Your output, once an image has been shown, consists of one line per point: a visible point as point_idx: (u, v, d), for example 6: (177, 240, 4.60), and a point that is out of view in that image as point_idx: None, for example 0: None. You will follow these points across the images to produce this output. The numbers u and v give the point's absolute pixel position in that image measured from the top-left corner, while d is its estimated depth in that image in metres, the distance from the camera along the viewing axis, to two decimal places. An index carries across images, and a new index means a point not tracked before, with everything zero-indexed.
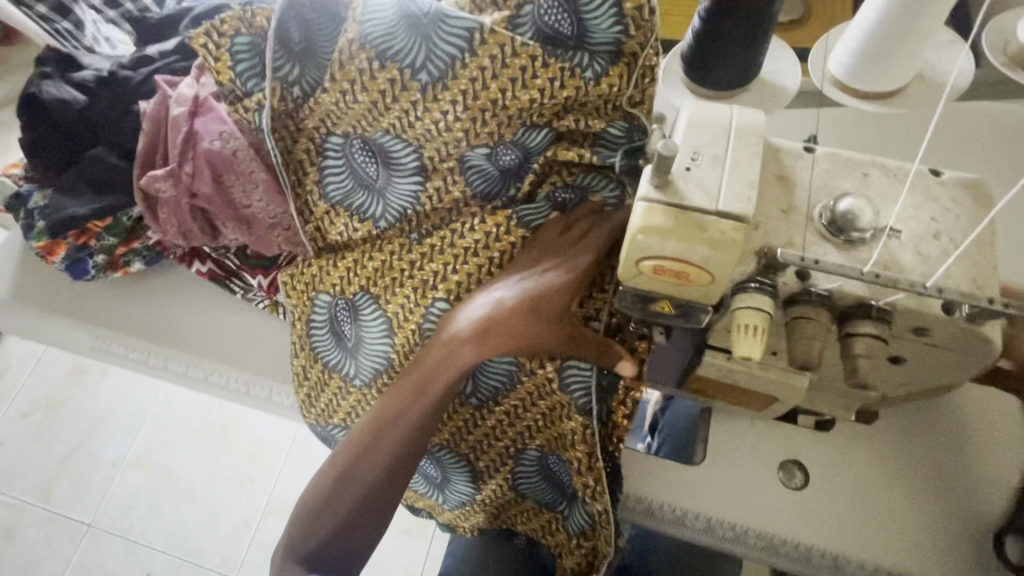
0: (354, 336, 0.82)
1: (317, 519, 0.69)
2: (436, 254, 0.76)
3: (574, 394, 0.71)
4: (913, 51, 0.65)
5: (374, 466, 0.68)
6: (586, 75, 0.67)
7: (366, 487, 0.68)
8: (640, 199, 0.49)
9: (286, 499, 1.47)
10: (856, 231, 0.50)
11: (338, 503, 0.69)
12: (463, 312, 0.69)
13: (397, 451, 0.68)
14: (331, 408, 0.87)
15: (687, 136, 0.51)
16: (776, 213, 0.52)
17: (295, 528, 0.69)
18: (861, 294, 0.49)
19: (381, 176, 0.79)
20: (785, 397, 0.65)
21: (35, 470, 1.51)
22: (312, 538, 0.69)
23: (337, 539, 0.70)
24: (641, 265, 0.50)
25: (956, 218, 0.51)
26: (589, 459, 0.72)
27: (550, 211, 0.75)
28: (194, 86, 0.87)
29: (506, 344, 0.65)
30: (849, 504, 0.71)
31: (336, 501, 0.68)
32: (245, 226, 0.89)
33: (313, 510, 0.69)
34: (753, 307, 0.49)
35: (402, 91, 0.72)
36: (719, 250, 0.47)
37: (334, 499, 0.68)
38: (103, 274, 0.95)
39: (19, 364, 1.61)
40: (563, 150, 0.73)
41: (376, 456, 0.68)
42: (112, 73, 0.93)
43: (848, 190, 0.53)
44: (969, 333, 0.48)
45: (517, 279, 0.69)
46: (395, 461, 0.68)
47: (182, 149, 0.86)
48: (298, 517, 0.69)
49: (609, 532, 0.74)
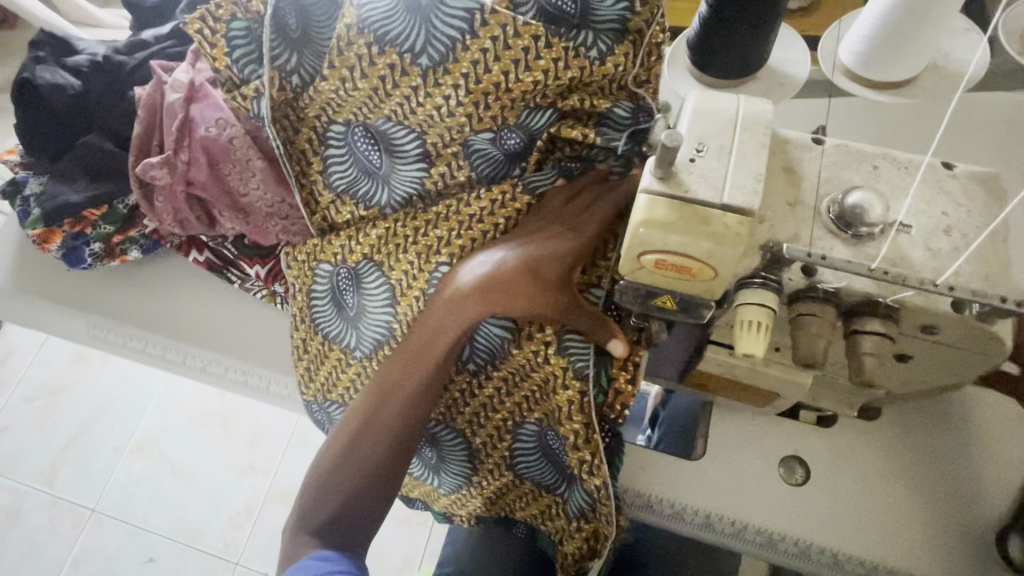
0: (356, 306, 0.81)
1: (327, 488, 0.69)
2: (442, 221, 0.75)
3: (572, 359, 0.69)
4: (930, 37, 0.62)
5: (380, 429, 0.69)
6: (590, 54, 0.66)
7: (374, 453, 0.69)
8: (642, 190, 0.47)
9: (287, 485, 1.48)
10: (864, 226, 0.48)
11: (344, 473, 0.69)
12: (463, 269, 0.69)
13: (403, 412, 0.69)
14: (330, 382, 0.86)
15: (692, 126, 0.49)
16: (781, 206, 0.51)
17: (306, 499, 0.70)
18: (868, 291, 0.48)
19: (384, 164, 0.77)
20: (787, 393, 0.64)
21: (38, 455, 1.52)
22: (323, 511, 0.69)
23: (347, 510, 0.69)
24: (642, 259, 0.49)
25: (968, 213, 0.50)
26: (586, 432, 0.70)
27: (556, 178, 0.74)
28: (190, 71, 0.86)
29: (506, 302, 0.66)
30: (852, 499, 0.71)
31: (343, 470, 0.69)
32: (242, 215, 0.88)
33: (321, 480, 0.69)
34: (756, 304, 0.48)
35: (402, 77, 0.70)
36: (723, 244, 0.46)
37: (342, 467, 0.69)
38: (100, 262, 0.94)
39: (21, 350, 1.62)
40: (567, 128, 0.71)
41: (382, 418, 0.69)
42: (106, 58, 0.91)
43: (857, 183, 0.52)
44: (978, 331, 0.47)
45: (520, 243, 0.68)
46: (401, 421, 0.69)
47: (178, 136, 0.84)
48: (309, 489, 0.70)
49: (609, 509, 0.72)
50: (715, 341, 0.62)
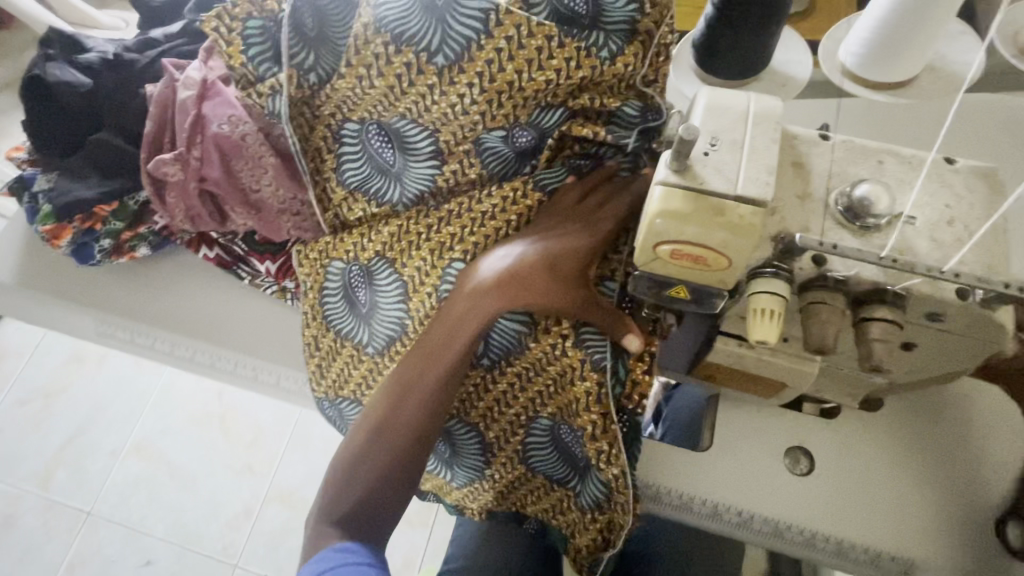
0: (369, 302, 0.82)
1: (349, 479, 0.70)
2: (454, 218, 0.76)
3: (589, 351, 0.71)
4: (928, 38, 0.64)
5: (403, 422, 0.70)
6: (602, 54, 0.68)
7: (396, 445, 0.70)
8: (659, 182, 0.49)
9: (289, 486, 1.48)
10: (872, 217, 0.50)
11: (367, 464, 0.70)
12: (482, 264, 0.70)
13: (424, 405, 0.70)
14: (341, 380, 0.87)
15: (706, 121, 0.51)
16: (792, 200, 0.53)
17: (328, 490, 0.71)
18: (877, 280, 0.49)
19: (398, 162, 0.79)
20: (795, 383, 0.66)
21: (35, 457, 1.50)
22: (345, 501, 0.70)
23: (368, 501, 0.70)
24: (658, 249, 0.51)
25: (970, 205, 0.52)
26: (604, 422, 0.72)
27: (567, 176, 0.76)
28: (203, 69, 0.87)
29: (526, 297, 0.67)
30: (857, 489, 0.72)
31: (365, 461, 0.70)
32: (254, 211, 0.88)
33: (345, 472, 0.70)
34: (769, 292, 0.50)
35: (417, 76, 0.72)
36: (738, 234, 0.48)
37: (364, 459, 0.70)
38: (108, 258, 0.94)
39: (19, 350, 1.61)
40: (577, 126, 0.73)
41: (405, 411, 0.70)
42: (118, 56, 0.92)
43: (864, 177, 0.53)
44: (981, 318, 0.49)
45: (538, 238, 0.69)
46: (422, 414, 0.70)
47: (191, 133, 0.85)
48: (331, 479, 0.71)
49: (627, 498, 0.73)
50: (725, 332, 0.64)
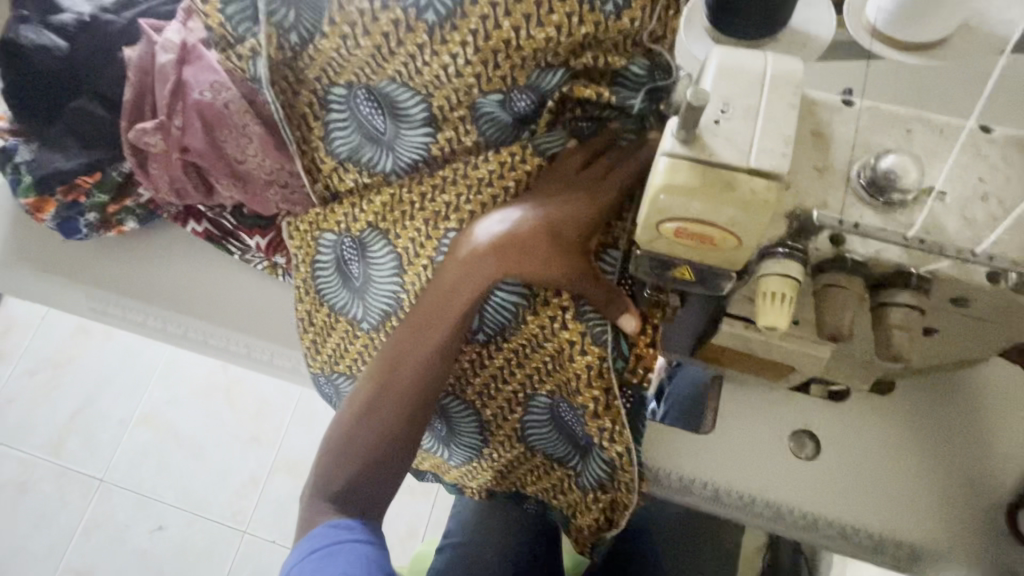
0: (363, 275, 0.79)
1: (344, 453, 0.69)
2: (449, 185, 0.72)
3: (590, 324, 0.69)
4: None
5: (397, 394, 0.68)
6: (606, 8, 0.63)
7: (391, 417, 0.68)
8: (664, 154, 0.45)
9: (293, 456, 1.49)
10: (897, 193, 0.46)
11: (361, 437, 0.68)
12: (478, 228, 0.66)
13: (419, 378, 0.68)
14: (338, 354, 0.84)
15: (717, 85, 0.46)
16: (809, 172, 0.48)
17: (323, 464, 0.70)
18: (899, 261, 0.46)
19: (389, 130, 0.74)
20: (803, 367, 0.63)
21: (44, 427, 1.52)
22: (340, 475, 0.69)
23: (364, 475, 0.69)
24: (660, 227, 0.47)
25: (1006, 179, 0.47)
26: (606, 399, 0.70)
27: (567, 140, 0.71)
28: (182, 32, 0.82)
29: (523, 265, 0.64)
30: (864, 474, 0.70)
31: (358, 435, 0.68)
32: (239, 183, 0.84)
33: (339, 445, 0.69)
34: (780, 274, 0.46)
35: (407, 34, 0.66)
36: (748, 211, 0.44)
37: (358, 432, 0.68)
38: (96, 232, 0.93)
39: (23, 323, 1.61)
40: (579, 87, 0.69)
41: (399, 384, 0.68)
42: (93, 18, 0.86)
43: (889, 148, 0.49)
44: (1012, 303, 0.45)
45: (537, 204, 0.65)
46: (416, 386, 0.68)
47: (172, 100, 0.80)
48: (326, 454, 0.70)
49: (632, 476, 0.73)
50: (731, 313, 0.60)
